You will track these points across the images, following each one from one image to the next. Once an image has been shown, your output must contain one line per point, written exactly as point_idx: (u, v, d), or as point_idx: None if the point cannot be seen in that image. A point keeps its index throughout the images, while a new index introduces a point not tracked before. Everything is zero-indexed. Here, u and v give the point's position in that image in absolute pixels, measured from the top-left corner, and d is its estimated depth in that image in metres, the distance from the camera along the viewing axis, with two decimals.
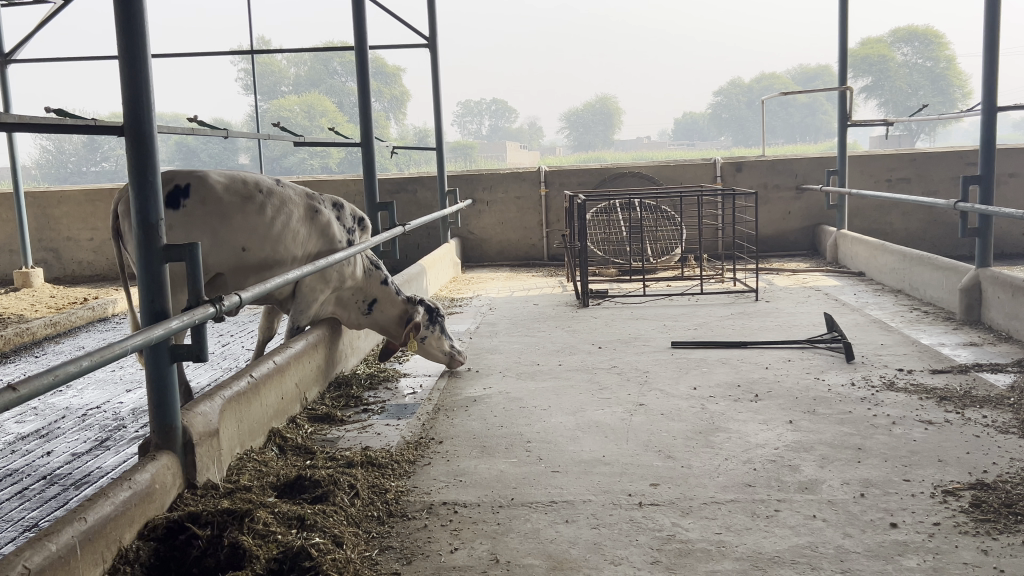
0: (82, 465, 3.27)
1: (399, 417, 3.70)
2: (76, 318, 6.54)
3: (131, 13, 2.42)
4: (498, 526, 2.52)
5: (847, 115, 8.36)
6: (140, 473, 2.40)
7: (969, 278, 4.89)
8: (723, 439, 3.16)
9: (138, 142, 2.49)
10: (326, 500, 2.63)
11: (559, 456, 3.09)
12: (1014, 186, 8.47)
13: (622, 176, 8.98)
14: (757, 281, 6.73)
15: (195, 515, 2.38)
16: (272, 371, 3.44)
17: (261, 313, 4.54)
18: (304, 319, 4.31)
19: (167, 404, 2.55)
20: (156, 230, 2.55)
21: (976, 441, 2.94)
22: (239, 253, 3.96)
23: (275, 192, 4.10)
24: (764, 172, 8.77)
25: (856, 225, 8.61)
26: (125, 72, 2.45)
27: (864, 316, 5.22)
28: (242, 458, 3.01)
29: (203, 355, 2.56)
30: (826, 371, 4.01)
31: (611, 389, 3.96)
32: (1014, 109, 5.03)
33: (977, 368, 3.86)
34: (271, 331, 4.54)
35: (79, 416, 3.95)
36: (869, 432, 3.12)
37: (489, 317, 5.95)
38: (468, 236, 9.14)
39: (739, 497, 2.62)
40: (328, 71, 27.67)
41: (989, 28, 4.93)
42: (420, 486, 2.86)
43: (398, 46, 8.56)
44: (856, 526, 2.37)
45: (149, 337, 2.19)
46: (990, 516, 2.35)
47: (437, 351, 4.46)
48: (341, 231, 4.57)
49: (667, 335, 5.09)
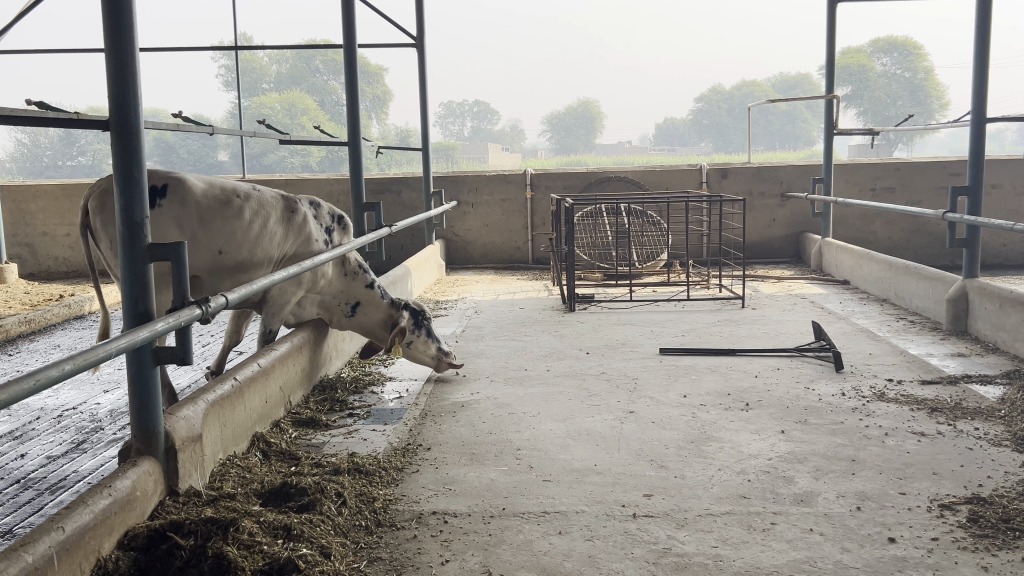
0: (58, 469, 3.17)
1: (385, 422, 3.64)
2: (51, 316, 6.39)
3: (119, 7, 2.35)
4: (489, 537, 2.46)
5: (833, 123, 8.39)
6: (120, 480, 2.31)
7: (956, 288, 4.90)
8: (716, 449, 3.12)
9: (124, 141, 2.42)
10: (313, 508, 2.55)
11: (550, 464, 3.04)
12: (997, 198, 8.54)
13: (609, 180, 8.97)
14: (743, 288, 6.72)
15: (178, 524, 2.30)
16: (255, 374, 3.36)
17: (230, 314, 4.43)
18: (276, 322, 4.24)
19: (149, 409, 2.47)
20: (142, 229, 2.47)
21: (969, 454, 2.93)
22: (216, 256, 3.88)
23: (252, 195, 4.03)
24: (750, 178, 8.78)
25: (840, 233, 8.64)
26: (111, 65, 2.37)
27: (851, 325, 5.22)
28: (225, 463, 2.93)
29: (188, 357, 2.48)
30: (817, 381, 3.99)
31: (601, 396, 3.92)
32: (1003, 120, 5.05)
33: (967, 380, 3.85)
34: (239, 334, 4.45)
35: (54, 417, 3.84)
36: (862, 443, 3.10)
37: (474, 320, 5.89)
38: (452, 237, 9.07)
39: (734, 510, 2.58)
40: (310, 70, 27.50)
41: (980, 40, 4.95)
42: (409, 495, 2.79)
43: (385, 45, 8.49)
44: (854, 540, 2.34)
45: (136, 338, 2.12)
46: (988, 531, 2.33)
47: (424, 356, 4.40)
48: (318, 231, 4.51)
49: (655, 341, 5.07)
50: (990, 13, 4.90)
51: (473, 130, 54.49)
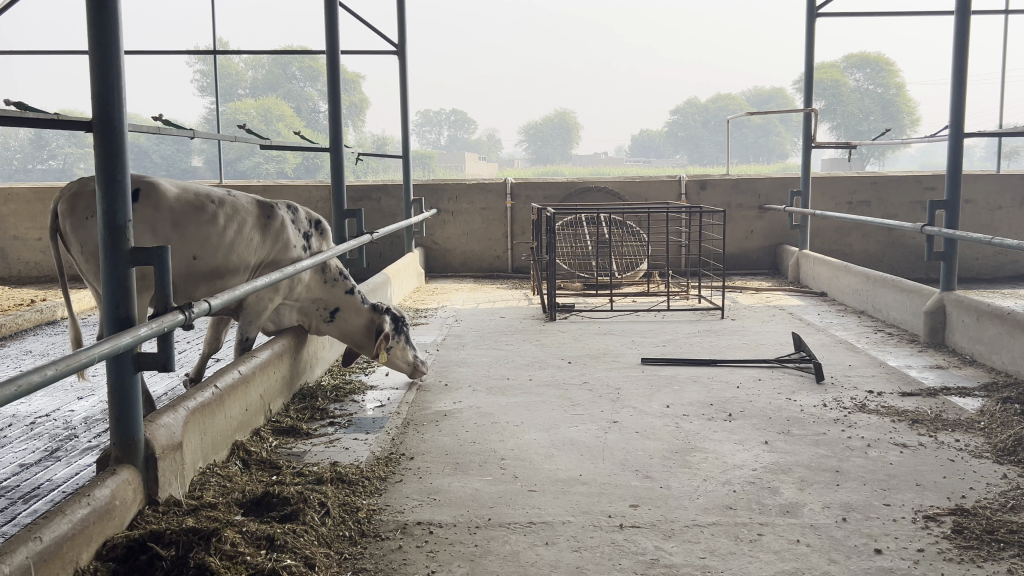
0: (31, 477, 3.09)
1: (367, 431, 3.59)
2: (22, 321, 6.26)
3: (104, 8, 2.31)
4: (476, 548, 2.43)
5: (811, 137, 8.47)
6: (99, 488, 2.26)
7: (934, 300, 4.96)
8: (700, 460, 3.12)
9: (107, 143, 2.37)
10: (296, 519, 2.51)
11: (535, 475, 3.02)
12: (970, 213, 8.68)
13: (589, 191, 9.00)
14: (723, 299, 6.76)
15: (158, 534, 2.26)
16: (235, 382, 3.31)
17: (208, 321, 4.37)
18: (253, 330, 4.18)
19: (129, 416, 2.42)
20: (124, 233, 2.43)
21: (952, 466, 2.95)
22: (190, 262, 3.82)
23: (227, 200, 3.97)
24: (728, 191, 8.85)
25: (817, 245, 8.73)
26: (95, 66, 2.33)
27: (831, 337, 5.26)
28: (205, 472, 2.87)
29: (170, 364, 2.44)
30: (798, 392, 4.00)
31: (584, 406, 3.91)
32: (980, 135, 5.13)
33: (946, 392, 3.89)
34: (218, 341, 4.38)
35: (27, 425, 3.76)
36: (845, 454, 3.12)
37: (455, 328, 5.87)
38: (431, 245, 9.04)
39: (721, 521, 2.58)
40: (287, 76, 27.38)
41: (957, 57, 5.05)
42: (392, 505, 2.75)
43: (366, 52, 8.47)
44: (841, 552, 2.34)
45: (118, 344, 2.08)
46: (973, 543, 2.34)
47: (403, 362, 4.40)
48: (297, 235, 4.47)
49: (637, 351, 5.08)
50: (967, 31, 4.99)
51: (450, 138, 54.58)
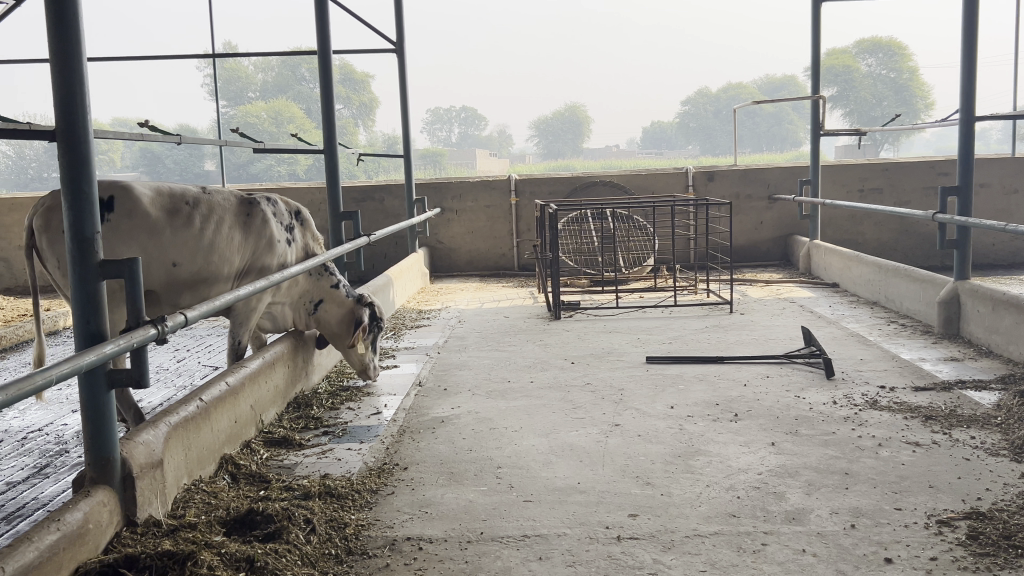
0: (17, 496, 3.02)
1: (362, 440, 3.50)
2: (23, 331, 6.21)
3: (64, 15, 2.22)
4: (465, 564, 2.33)
5: (821, 124, 8.29)
6: (72, 511, 2.17)
7: (947, 290, 4.81)
8: (704, 464, 3.00)
9: (71, 153, 2.28)
10: (279, 537, 2.42)
11: (532, 483, 2.91)
12: (986, 197, 8.49)
13: (593, 185, 8.88)
14: (731, 292, 6.63)
15: (132, 559, 2.17)
16: (223, 393, 3.22)
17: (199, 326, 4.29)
18: (244, 333, 4.11)
19: (103, 435, 2.33)
20: (93, 244, 2.34)
21: (967, 465, 2.82)
22: (169, 269, 3.76)
23: (201, 200, 3.88)
24: (736, 181, 8.69)
25: (829, 235, 8.57)
26: (56, 78, 2.24)
27: (841, 329, 5.12)
28: (190, 489, 2.79)
29: (144, 380, 2.35)
30: (807, 390, 3.87)
31: (586, 409, 3.79)
32: (993, 118, 4.96)
33: (961, 386, 3.75)
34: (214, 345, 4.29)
35: (18, 440, 3.69)
36: (855, 455, 2.99)
37: (457, 330, 5.75)
38: (436, 244, 8.94)
39: (723, 530, 2.46)
40: (295, 79, 27.40)
41: (967, 37, 4.87)
42: (382, 520, 2.65)
43: (364, 50, 8.38)
44: (849, 561, 2.22)
45: (79, 363, 1.99)
46: (988, 549, 2.21)
47: (360, 360, 4.37)
48: (279, 230, 4.34)
49: (642, 350, 4.94)
50: (977, 12, 4.82)
51: (460, 135, 54.40)
